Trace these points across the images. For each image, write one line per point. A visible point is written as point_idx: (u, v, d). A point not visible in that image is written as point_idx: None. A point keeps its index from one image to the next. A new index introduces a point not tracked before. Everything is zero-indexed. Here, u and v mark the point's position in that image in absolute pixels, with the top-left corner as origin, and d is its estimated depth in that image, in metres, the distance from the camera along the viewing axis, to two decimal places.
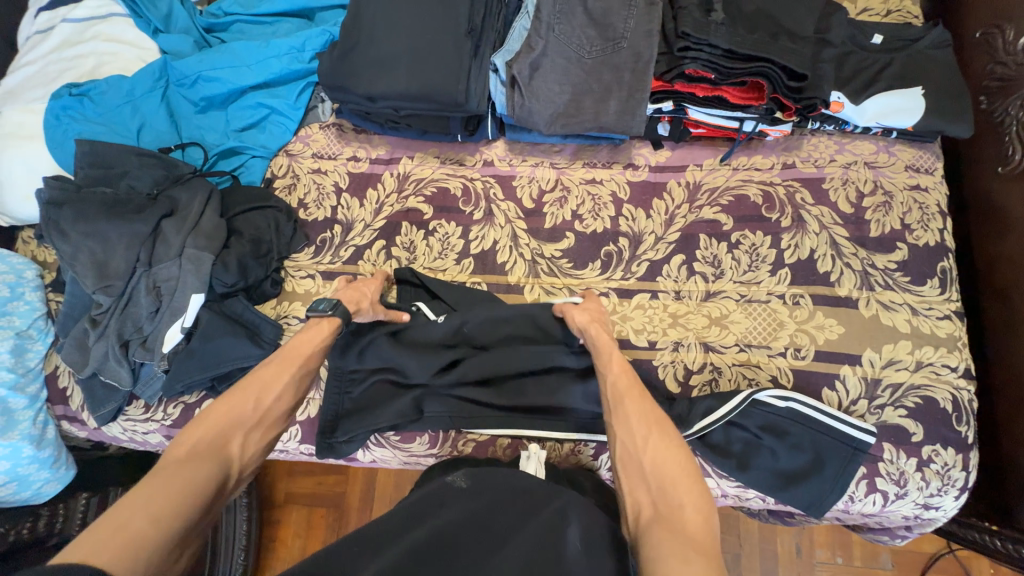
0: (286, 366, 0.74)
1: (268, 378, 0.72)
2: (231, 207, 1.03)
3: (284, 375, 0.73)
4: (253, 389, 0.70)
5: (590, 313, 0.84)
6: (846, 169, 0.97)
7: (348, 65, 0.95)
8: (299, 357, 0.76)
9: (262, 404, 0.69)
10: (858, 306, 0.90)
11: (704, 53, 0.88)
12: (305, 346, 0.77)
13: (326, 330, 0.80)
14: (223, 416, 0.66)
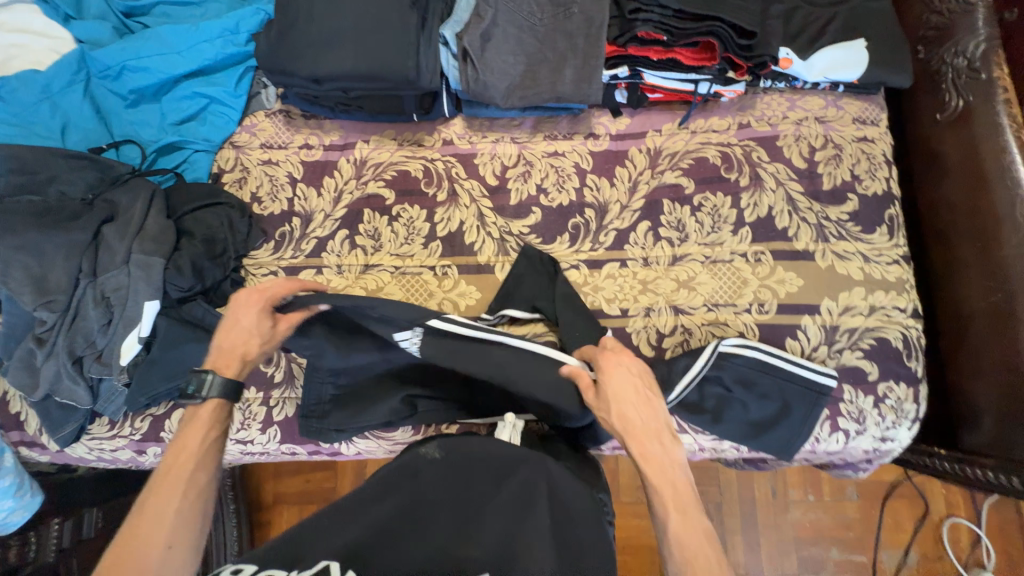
0: (174, 490, 0.70)
1: (169, 486, 0.69)
2: (178, 206, 0.97)
3: (187, 474, 0.71)
4: (153, 514, 0.67)
5: (618, 387, 0.74)
6: (798, 126, 0.99)
7: (288, 46, 0.89)
8: (193, 450, 0.74)
9: (172, 510, 0.68)
10: (815, 258, 0.94)
11: (655, 13, 0.88)
12: (196, 439, 0.75)
13: (211, 417, 0.77)
14: (141, 530, 0.66)
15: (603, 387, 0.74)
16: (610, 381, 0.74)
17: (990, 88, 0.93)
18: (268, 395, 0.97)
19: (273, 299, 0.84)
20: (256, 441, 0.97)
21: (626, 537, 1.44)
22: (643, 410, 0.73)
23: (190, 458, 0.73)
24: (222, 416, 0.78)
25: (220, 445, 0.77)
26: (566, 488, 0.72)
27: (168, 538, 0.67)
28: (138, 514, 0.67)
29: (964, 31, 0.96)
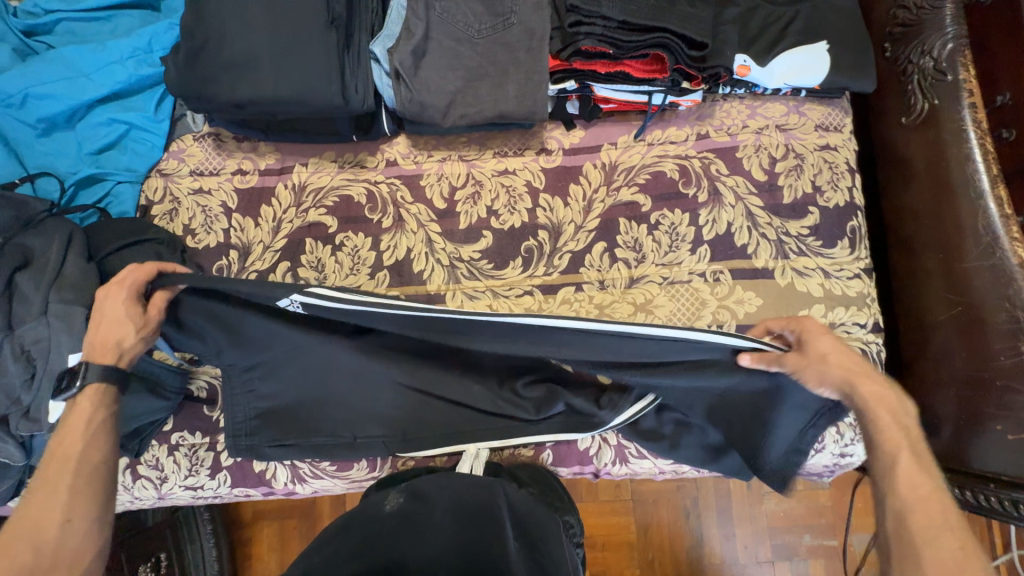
0: (63, 469, 0.69)
1: (58, 464, 0.69)
2: (100, 245, 0.90)
3: (75, 450, 0.70)
4: (47, 490, 0.67)
5: (820, 343, 0.72)
6: (758, 135, 0.94)
7: (199, 70, 0.80)
8: (81, 429, 0.72)
9: (67, 483, 0.68)
10: (775, 275, 0.91)
11: (598, 26, 0.81)
12: (82, 416, 0.73)
13: (95, 398, 0.75)
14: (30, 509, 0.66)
15: (810, 341, 0.73)
16: (815, 337, 0.72)
17: (955, 90, 0.88)
18: (215, 439, 0.93)
19: (134, 286, 0.76)
20: (207, 486, 0.94)
21: (605, 535, 1.45)
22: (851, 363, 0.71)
23: (83, 435, 0.72)
24: (107, 401, 0.76)
25: (112, 421, 0.75)
26: (522, 514, 0.79)
27: (58, 509, 0.66)
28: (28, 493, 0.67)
29: (930, 29, 0.90)
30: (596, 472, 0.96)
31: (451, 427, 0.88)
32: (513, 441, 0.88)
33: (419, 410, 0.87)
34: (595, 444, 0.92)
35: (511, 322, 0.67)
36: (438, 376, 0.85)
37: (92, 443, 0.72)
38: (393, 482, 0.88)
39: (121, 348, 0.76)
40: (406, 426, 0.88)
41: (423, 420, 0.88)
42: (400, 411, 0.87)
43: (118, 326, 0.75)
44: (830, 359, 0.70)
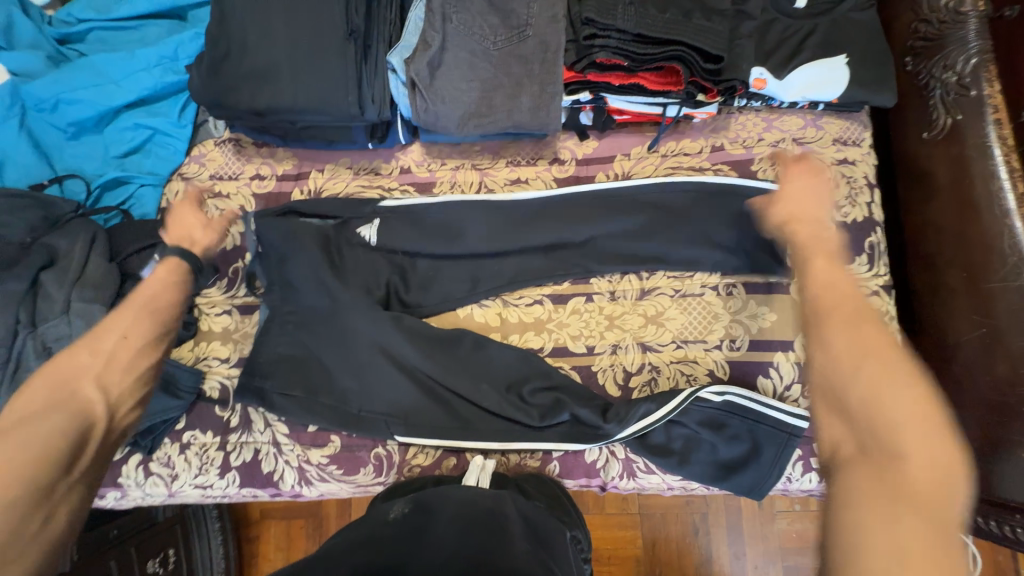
0: (134, 308, 0.68)
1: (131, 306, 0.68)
2: (122, 246, 0.93)
3: (126, 320, 0.67)
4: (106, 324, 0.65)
5: (796, 204, 0.79)
6: (774, 148, 0.93)
7: (222, 78, 0.82)
8: (155, 284, 0.71)
9: (106, 349, 0.63)
10: (788, 291, 0.89)
11: (614, 38, 0.80)
12: (153, 286, 0.71)
13: (169, 270, 0.74)
14: (61, 372, 0.60)
15: (783, 191, 0.81)
16: (790, 176, 0.82)
17: (979, 106, 0.86)
18: (226, 439, 0.94)
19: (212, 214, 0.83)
20: (216, 486, 0.95)
21: (612, 548, 1.43)
22: (818, 258, 0.70)
23: (139, 311, 0.68)
24: (183, 274, 0.75)
25: (176, 303, 0.72)
26: (533, 527, 0.77)
27: (85, 379, 0.61)
28: (62, 356, 0.62)
29: (953, 43, 0.88)
30: (603, 485, 0.94)
31: (455, 425, 0.88)
32: (513, 444, 0.87)
33: (427, 403, 0.89)
34: (603, 457, 0.91)
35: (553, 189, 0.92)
36: (453, 369, 0.89)
37: (164, 292, 0.71)
38: (398, 491, 0.87)
39: (195, 244, 0.79)
40: (410, 417, 0.89)
41: (427, 415, 0.88)
42: (408, 401, 0.89)
43: (202, 228, 0.80)
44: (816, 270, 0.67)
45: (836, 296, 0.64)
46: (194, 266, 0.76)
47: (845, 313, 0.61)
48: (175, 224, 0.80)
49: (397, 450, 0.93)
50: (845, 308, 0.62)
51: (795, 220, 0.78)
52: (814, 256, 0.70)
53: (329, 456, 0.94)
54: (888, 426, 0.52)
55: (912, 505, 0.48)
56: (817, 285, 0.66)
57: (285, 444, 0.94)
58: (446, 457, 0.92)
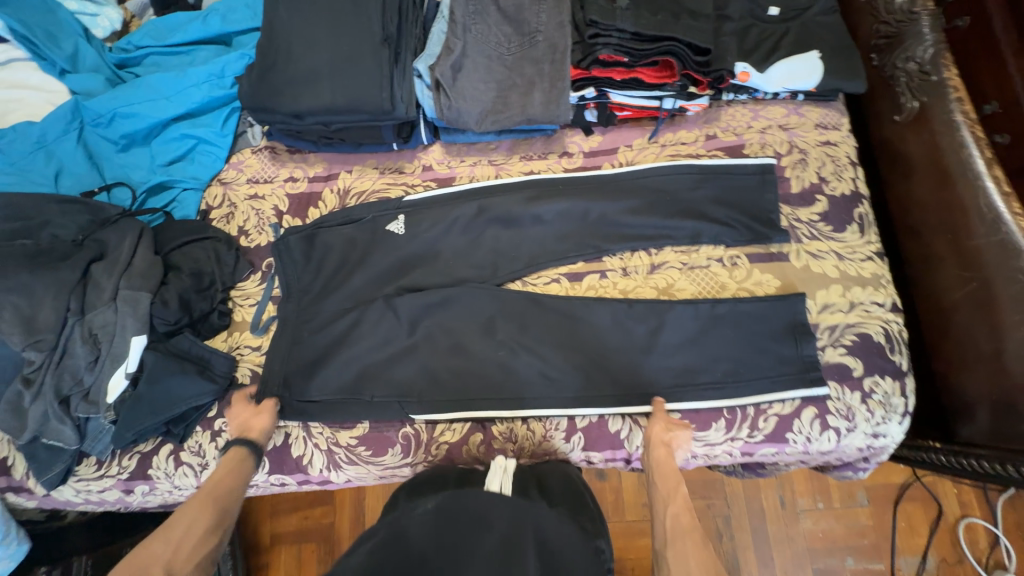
0: (200, 501, 0.83)
1: (200, 498, 0.84)
2: (165, 242, 1.00)
3: (191, 514, 0.82)
4: (178, 519, 0.81)
5: (662, 441, 0.87)
6: (763, 133, 1.03)
7: (268, 86, 0.93)
8: (215, 483, 0.86)
9: (175, 542, 0.78)
10: (790, 258, 0.95)
11: (614, 37, 0.90)
12: (215, 478, 0.86)
13: (232, 461, 0.88)
14: (139, 561, 0.75)
15: (647, 439, 0.88)
16: (654, 434, 0.87)
17: (940, 89, 0.96)
18: None
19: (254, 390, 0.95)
20: None
21: (636, 557, 1.38)
22: (665, 485, 0.84)
23: (198, 505, 0.83)
24: (244, 464, 0.89)
25: (236, 488, 0.87)
26: (555, 540, 0.72)
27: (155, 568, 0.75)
28: (144, 545, 0.77)
29: (911, 37, 1.01)
30: (628, 458, 0.95)
31: (474, 390, 0.93)
32: (521, 412, 0.91)
33: (439, 374, 0.94)
34: (626, 427, 0.92)
35: (562, 178, 1.02)
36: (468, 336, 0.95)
37: (229, 484, 0.86)
38: (428, 487, 0.82)
39: (251, 430, 0.91)
40: (420, 388, 0.94)
41: (440, 385, 0.93)
42: (429, 377, 0.94)
43: (255, 415, 0.92)
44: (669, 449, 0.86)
45: (677, 530, 0.80)
46: (252, 453, 0.89)
47: (676, 535, 0.80)
48: (239, 421, 0.92)
49: (424, 429, 0.94)
50: (686, 533, 0.79)
51: (664, 459, 0.86)
52: (676, 484, 0.84)
53: (357, 437, 0.95)
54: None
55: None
56: (677, 508, 0.82)
57: (315, 426, 0.96)
58: (473, 432, 0.93)
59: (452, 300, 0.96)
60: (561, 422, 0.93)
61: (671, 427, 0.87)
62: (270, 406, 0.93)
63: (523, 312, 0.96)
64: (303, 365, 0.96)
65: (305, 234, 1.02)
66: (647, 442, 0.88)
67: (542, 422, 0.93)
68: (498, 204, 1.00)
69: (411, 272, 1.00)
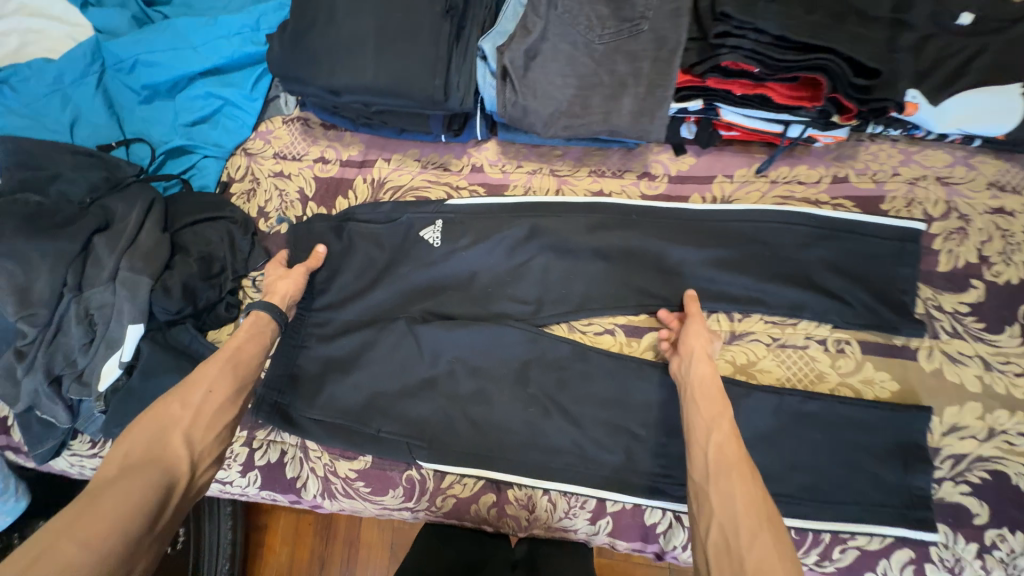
0: (217, 360, 0.71)
1: (216, 358, 0.71)
2: (176, 218, 0.89)
3: (209, 374, 0.69)
4: (192, 381, 0.67)
5: (703, 345, 0.70)
6: (912, 185, 0.79)
7: (302, 51, 0.77)
8: (234, 345, 0.73)
9: (196, 403, 0.65)
10: (918, 358, 0.74)
11: (748, 39, 0.66)
12: (234, 340, 0.74)
13: (257, 322, 0.78)
14: (157, 421, 0.62)
15: (683, 348, 0.72)
16: (691, 337, 0.71)
17: None
18: (252, 434, 0.87)
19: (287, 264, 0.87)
20: (235, 483, 0.88)
21: None
22: (709, 406, 0.63)
23: (217, 369, 0.70)
24: (263, 326, 0.78)
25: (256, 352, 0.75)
26: None
27: (170, 428, 0.62)
28: (160, 402, 0.64)
29: None
30: (659, 553, 0.80)
31: (493, 448, 0.79)
32: (544, 484, 0.77)
33: (455, 419, 0.81)
34: (664, 522, 0.78)
35: (639, 207, 0.83)
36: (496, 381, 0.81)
37: (249, 345, 0.74)
38: (429, 567, 0.81)
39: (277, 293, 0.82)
40: (431, 432, 0.81)
41: (455, 432, 0.81)
42: (444, 421, 0.81)
43: (283, 278, 0.83)
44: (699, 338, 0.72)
45: (726, 446, 0.58)
46: (278, 318, 0.79)
47: (720, 467, 0.57)
48: (267, 283, 0.84)
49: (431, 476, 0.83)
50: (733, 468, 0.56)
51: (707, 363, 0.68)
52: (721, 402, 0.63)
53: (357, 470, 0.85)
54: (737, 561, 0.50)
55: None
56: (725, 435, 0.60)
57: (313, 449, 0.86)
58: (485, 493, 0.81)
59: (483, 336, 0.81)
60: (587, 501, 0.79)
61: (708, 328, 0.72)
62: (317, 256, 0.87)
63: (564, 363, 0.81)
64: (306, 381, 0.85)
65: (327, 230, 0.89)
66: (683, 351, 0.71)
67: (565, 496, 0.80)
68: (554, 228, 0.83)
69: (440, 294, 0.85)
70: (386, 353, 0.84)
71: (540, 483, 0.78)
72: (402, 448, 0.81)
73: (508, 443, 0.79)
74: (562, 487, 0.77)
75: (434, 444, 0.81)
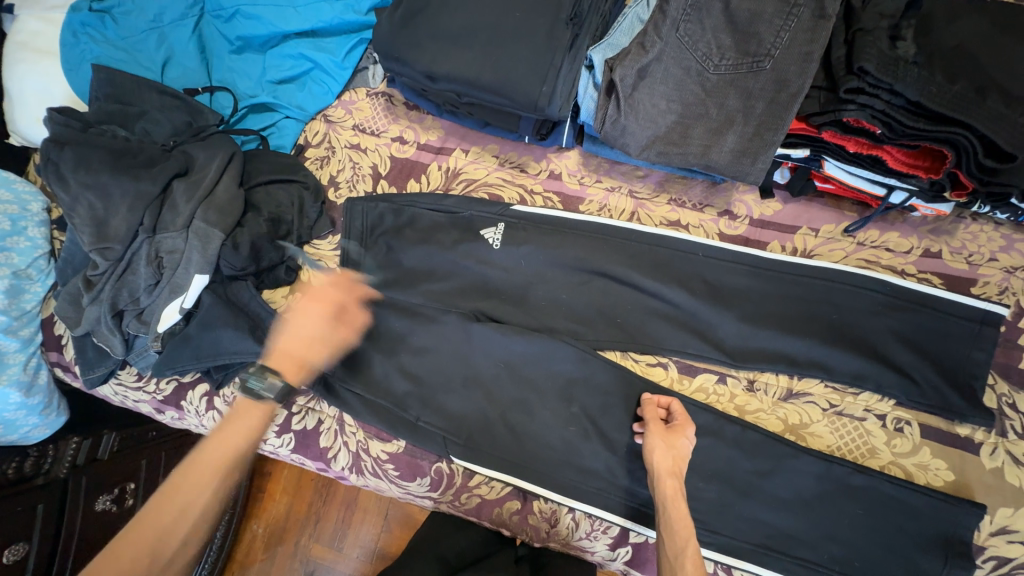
0: (209, 474, 0.67)
1: (206, 473, 0.67)
2: (251, 175, 0.90)
3: (202, 493, 0.67)
4: (180, 499, 0.65)
5: (673, 460, 0.68)
6: (1008, 274, 0.76)
7: (409, 33, 0.76)
8: (226, 457, 0.69)
9: (180, 528, 0.65)
10: (980, 453, 0.72)
11: (879, 100, 0.64)
12: (230, 445, 0.70)
13: (261, 421, 0.73)
14: (139, 546, 0.62)
15: (650, 461, 0.69)
16: (658, 451, 0.69)
17: None
18: (292, 399, 0.89)
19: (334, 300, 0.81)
20: (269, 442, 0.90)
21: None
22: (672, 534, 0.64)
23: (209, 487, 0.67)
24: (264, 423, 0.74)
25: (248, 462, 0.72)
26: None
27: (152, 555, 0.62)
28: (145, 519, 0.64)
29: None
30: None
31: (528, 459, 0.80)
32: (573, 503, 0.78)
33: (494, 423, 0.81)
34: None
35: (717, 247, 0.81)
36: (541, 393, 0.81)
37: (239, 458, 0.70)
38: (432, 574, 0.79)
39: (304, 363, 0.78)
40: (467, 432, 0.82)
41: (491, 435, 0.81)
42: (482, 422, 0.82)
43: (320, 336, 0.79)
44: (660, 447, 0.69)
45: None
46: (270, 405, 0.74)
47: None
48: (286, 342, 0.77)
49: (460, 473, 0.84)
50: None
51: (676, 484, 0.67)
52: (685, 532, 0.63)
53: (389, 453, 0.86)
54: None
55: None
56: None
57: (349, 425, 0.88)
58: (511, 499, 0.81)
59: (536, 347, 0.81)
60: (611, 527, 0.79)
61: (671, 432, 0.70)
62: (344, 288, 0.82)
63: (613, 390, 0.80)
64: (353, 360, 0.85)
65: (395, 209, 0.89)
66: (652, 466, 0.69)
67: (589, 519, 0.80)
68: (625, 253, 0.82)
69: (499, 297, 0.85)
70: (435, 346, 0.84)
71: (568, 501, 0.78)
72: (437, 442, 0.81)
73: (542, 455, 0.80)
74: (589, 510, 0.78)
75: (469, 444, 0.81)
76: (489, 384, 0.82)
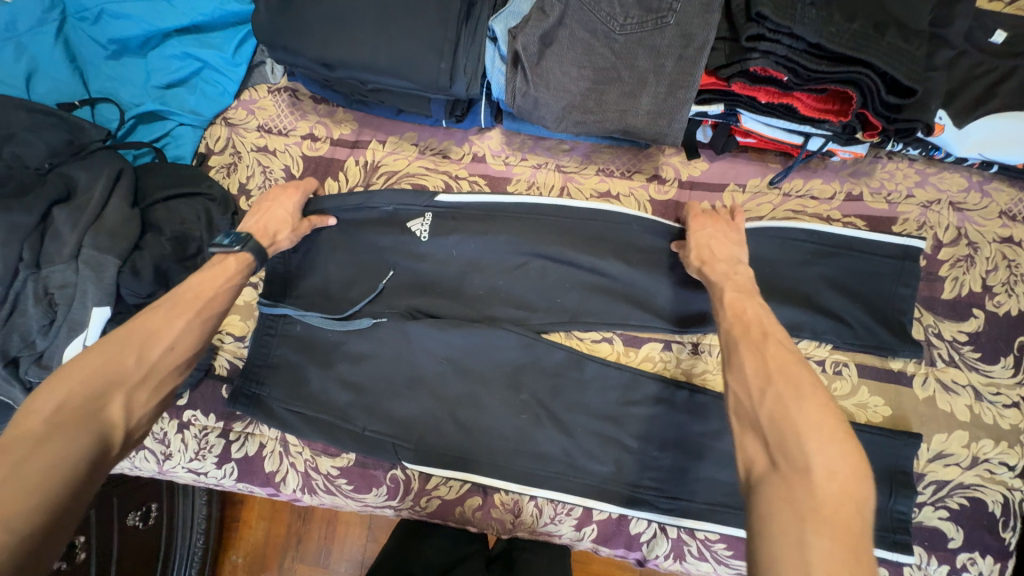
0: (185, 308, 0.63)
1: (175, 308, 0.62)
2: (147, 192, 0.82)
3: (172, 325, 0.61)
4: (147, 328, 0.60)
5: (708, 239, 0.71)
6: (925, 209, 0.78)
7: (293, 17, 0.70)
8: (209, 291, 0.65)
9: (149, 361, 0.58)
10: (913, 385, 0.75)
11: (781, 45, 0.63)
12: (211, 285, 0.66)
13: (240, 268, 0.70)
14: (106, 370, 0.55)
15: (688, 244, 0.73)
16: (692, 232, 0.72)
17: None
18: (229, 425, 0.83)
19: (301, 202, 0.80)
20: (210, 474, 0.84)
21: None
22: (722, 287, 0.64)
23: (179, 325, 0.62)
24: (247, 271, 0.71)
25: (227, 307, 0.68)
26: None
27: (110, 378, 0.55)
28: (109, 346, 0.57)
29: None
30: (641, 560, 0.80)
31: (482, 453, 0.78)
32: (532, 491, 0.76)
33: (444, 422, 0.79)
34: (649, 531, 0.77)
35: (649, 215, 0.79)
36: (488, 384, 0.79)
37: (221, 294, 0.66)
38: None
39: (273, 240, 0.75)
40: (417, 434, 0.78)
41: (442, 434, 0.78)
42: (431, 423, 0.79)
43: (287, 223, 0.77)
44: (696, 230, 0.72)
45: (749, 322, 0.58)
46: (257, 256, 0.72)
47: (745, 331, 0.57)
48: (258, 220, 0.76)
49: (416, 477, 0.81)
50: (757, 323, 0.57)
51: (709, 263, 0.68)
52: (725, 286, 0.64)
53: (339, 468, 0.82)
54: (791, 430, 0.47)
55: (822, 525, 0.42)
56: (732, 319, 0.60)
57: (294, 444, 0.83)
58: (471, 496, 0.79)
59: (478, 338, 0.78)
60: (574, 509, 0.78)
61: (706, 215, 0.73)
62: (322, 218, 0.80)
63: (560, 372, 0.78)
64: (287, 377, 0.80)
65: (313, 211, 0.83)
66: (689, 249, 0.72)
67: (552, 504, 0.79)
68: (558, 230, 0.80)
69: (435, 291, 0.81)
70: (373, 351, 0.80)
71: (527, 491, 0.76)
72: (387, 450, 0.78)
73: (497, 448, 0.78)
74: (550, 495, 0.76)
75: (420, 447, 0.78)
76: (433, 382, 0.79)
